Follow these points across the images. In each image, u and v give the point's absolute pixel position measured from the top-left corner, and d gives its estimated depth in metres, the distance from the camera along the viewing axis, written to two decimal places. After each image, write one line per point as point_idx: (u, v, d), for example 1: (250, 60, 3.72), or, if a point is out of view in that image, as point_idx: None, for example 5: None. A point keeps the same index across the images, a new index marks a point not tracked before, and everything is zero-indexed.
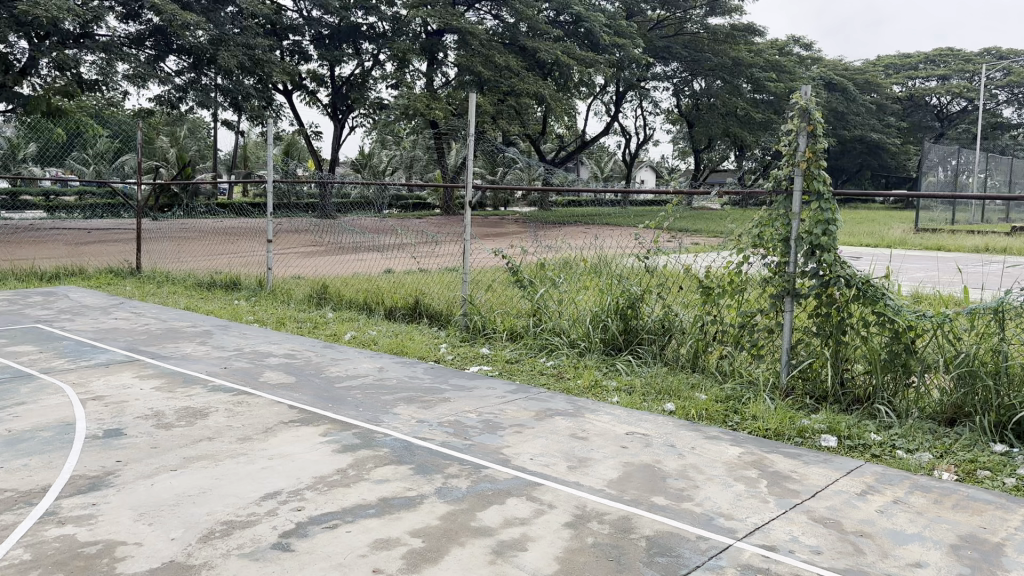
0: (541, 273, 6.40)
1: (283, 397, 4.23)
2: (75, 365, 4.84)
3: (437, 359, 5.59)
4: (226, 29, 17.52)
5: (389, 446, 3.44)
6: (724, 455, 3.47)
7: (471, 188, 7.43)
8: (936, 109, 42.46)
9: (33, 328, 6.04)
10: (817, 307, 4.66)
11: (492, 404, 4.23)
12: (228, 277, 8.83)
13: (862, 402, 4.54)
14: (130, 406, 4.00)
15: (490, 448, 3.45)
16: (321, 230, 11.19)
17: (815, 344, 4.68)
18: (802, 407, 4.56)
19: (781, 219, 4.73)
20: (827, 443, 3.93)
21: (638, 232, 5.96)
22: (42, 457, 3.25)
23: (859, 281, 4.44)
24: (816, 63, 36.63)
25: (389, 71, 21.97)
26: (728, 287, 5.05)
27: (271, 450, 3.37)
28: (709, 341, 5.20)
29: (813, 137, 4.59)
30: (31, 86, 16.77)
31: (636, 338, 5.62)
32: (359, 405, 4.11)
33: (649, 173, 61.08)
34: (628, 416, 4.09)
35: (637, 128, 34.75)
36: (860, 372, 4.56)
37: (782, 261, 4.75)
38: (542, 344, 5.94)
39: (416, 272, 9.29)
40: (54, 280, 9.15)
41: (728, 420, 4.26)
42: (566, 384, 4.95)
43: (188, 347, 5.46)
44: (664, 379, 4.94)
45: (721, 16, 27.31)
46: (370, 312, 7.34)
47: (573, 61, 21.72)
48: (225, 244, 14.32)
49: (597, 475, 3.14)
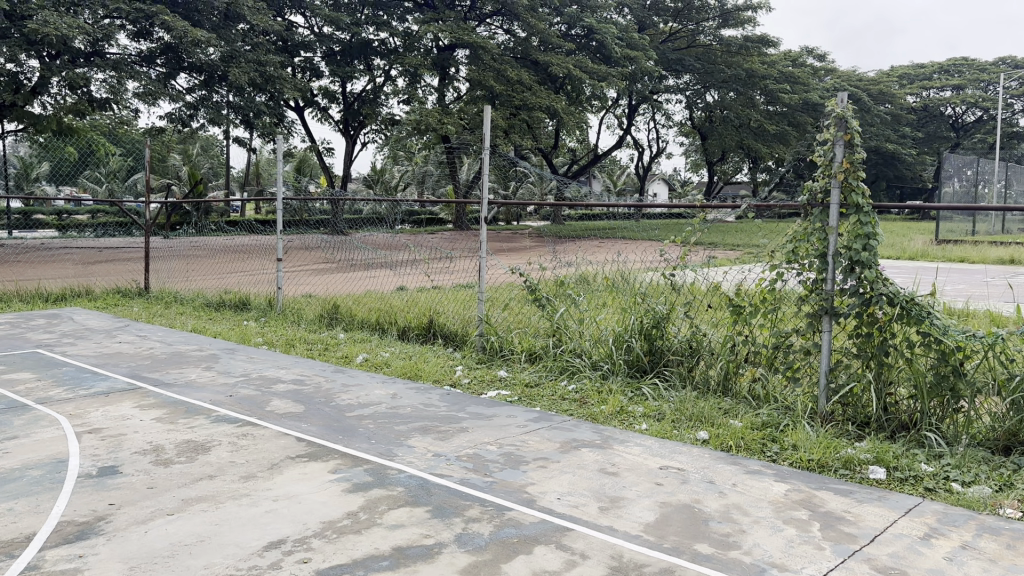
0: (560, 290, 6.13)
1: (290, 428, 3.97)
2: (74, 394, 4.60)
3: (453, 383, 5.34)
4: (237, 46, 17.45)
5: (403, 484, 3.17)
6: (769, 493, 3.19)
7: (485, 204, 7.16)
8: (950, 118, 42.04)
9: (33, 353, 5.82)
10: (857, 326, 4.35)
11: (513, 434, 3.95)
12: (237, 298, 8.60)
13: (908, 429, 4.22)
14: (127, 440, 3.75)
15: (514, 486, 3.17)
16: (332, 247, 10.95)
17: (856, 365, 4.37)
18: (843, 435, 4.26)
19: (817, 233, 4.42)
20: (875, 476, 3.63)
21: (664, 249, 5.68)
22: (29, 499, 3.00)
23: (903, 299, 4.11)
24: (830, 74, 36.36)
25: (402, 87, 21.82)
26: (760, 305, 4.76)
27: (276, 491, 3.10)
28: (740, 363, 4.91)
29: (851, 147, 4.29)
30: (42, 105, 16.58)
31: (662, 360, 5.31)
32: (371, 437, 3.84)
33: (661, 185, 60.93)
34: (659, 447, 3.80)
35: (649, 140, 34.60)
36: (905, 397, 4.25)
37: (818, 278, 4.44)
38: (564, 367, 5.63)
39: (429, 289, 9.04)
40: (60, 302, 8.95)
41: (766, 450, 3.97)
42: (589, 410, 4.67)
43: (193, 373, 5.22)
44: (694, 404, 4.63)
45: (733, 27, 26.76)
46: (382, 332, 7.08)
47: (585, 75, 21.56)
48: (235, 263, 14.10)
49: (633, 519, 2.85)
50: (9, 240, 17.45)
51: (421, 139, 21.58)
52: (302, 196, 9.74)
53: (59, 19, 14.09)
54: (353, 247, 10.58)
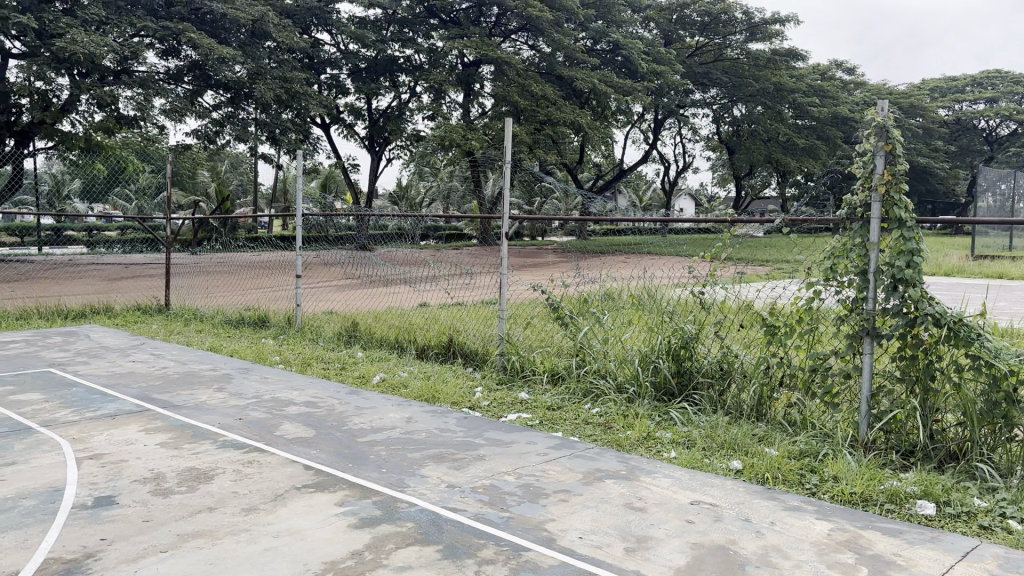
0: (584, 308, 5.89)
1: (299, 455, 3.78)
2: (79, 418, 4.44)
3: (471, 406, 5.12)
4: (263, 62, 17.44)
5: (413, 520, 2.96)
6: (811, 533, 2.93)
7: (506, 219, 6.93)
8: (984, 131, 41.29)
9: (45, 373, 5.70)
10: (900, 348, 4.07)
11: (533, 464, 3.72)
12: (256, 315, 8.46)
13: (957, 458, 3.93)
14: (128, 467, 3.57)
15: (532, 522, 2.95)
16: (353, 262, 10.75)
17: (899, 391, 4.08)
18: (887, 465, 3.96)
19: (857, 249, 4.16)
20: (924, 512, 3.33)
21: (692, 265, 5.41)
22: (17, 534, 2.82)
23: (950, 320, 3.83)
24: (860, 87, 35.82)
25: (426, 102, 21.71)
26: (796, 324, 4.50)
27: (278, 526, 2.90)
28: (775, 387, 4.64)
29: (892, 157, 4.03)
30: (71, 123, 16.60)
31: (691, 383, 5.05)
32: (382, 465, 3.63)
33: (688, 201, 60.63)
34: (690, 480, 3.54)
35: (676, 155, 34.35)
36: (954, 423, 3.96)
37: (859, 297, 4.17)
38: (587, 390, 5.38)
39: (450, 306, 8.81)
40: (80, 319, 8.89)
41: (805, 482, 3.70)
42: (614, 437, 4.42)
43: (203, 394, 5.04)
44: (726, 430, 4.35)
45: (762, 41, 26.40)
46: (401, 350, 6.89)
47: (611, 89, 21.46)
48: (258, 280, 14.00)
49: (661, 562, 2.61)
50: (36, 257, 17.51)
51: (446, 155, 21.48)
52: (324, 211, 9.51)
53: (87, 37, 14.19)
54: (373, 263, 10.35)
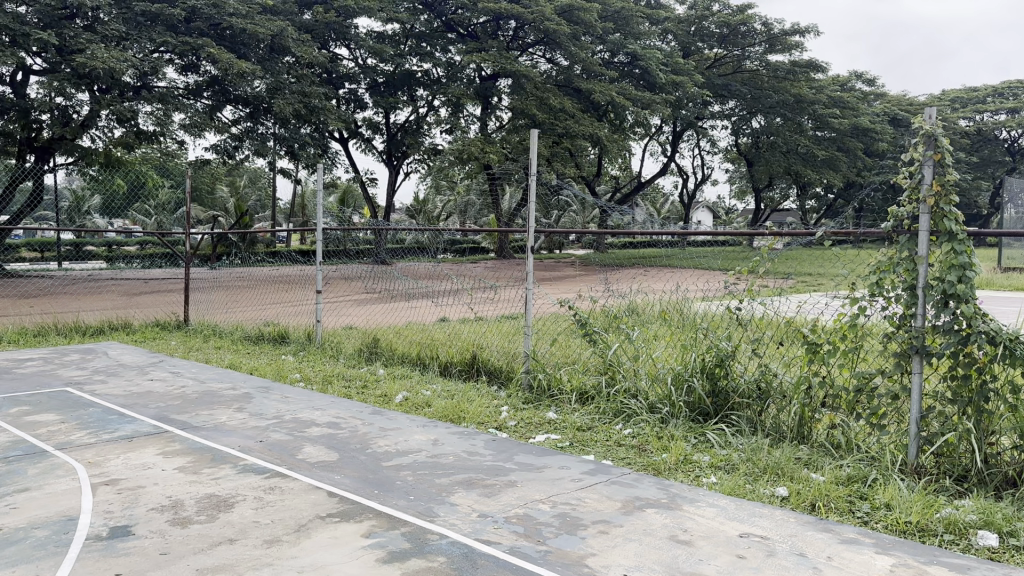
0: (612, 324, 5.69)
1: (322, 480, 3.62)
2: (95, 440, 4.29)
3: (499, 426, 4.95)
4: (283, 77, 17.47)
5: (445, 553, 2.78)
6: (871, 569, 2.72)
7: (530, 232, 6.77)
8: (1006, 143, 40.64)
9: (60, 392, 5.56)
10: (951, 368, 3.82)
11: (568, 491, 3.53)
12: (276, 330, 8.32)
13: (1016, 483, 3.68)
14: (145, 494, 3.42)
15: (572, 556, 2.76)
16: (374, 277, 10.58)
17: (951, 413, 3.85)
18: (940, 490, 3.73)
19: (904, 263, 3.94)
20: (986, 543, 3.10)
21: (726, 278, 5.20)
22: (26, 568, 2.66)
23: (1006, 338, 3.60)
24: (880, 98, 35.45)
25: (445, 115, 21.63)
26: (840, 342, 4.26)
27: (302, 560, 2.73)
28: (816, 408, 4.42)
29: (940, 167, 3.82)
30: (92, 139, 16.68)
31: (728, 404, 4.84)
32: (409, 492, 3.46)
33: (705, 214, 60.33)
34: (737, 510, 3.33)
35: (694, 168, 34.19)
36: (1010, 447, 3.72)
37: (906, 314, 3.94)
38: (618, 409, 5.16)
39: (472, 321, 8.64)
40: (98, 335, 8.80)
41: (856, 511, 3.49)
42: (649, 460, 4.22)
43: (222, 415, 4.89)
44: (769, 455, 4.13)
45: (781, 53, 26.20)
46: (423, 367, 6.72)
47: (629, 101, 21.31)
48: (276, 295, 13.88)
49: None
50: (58, 273, 17.60)
51: (464, 169, 21.38)
52: (343, 225, 9.26)
53: (107, 52, 14.17)
54: (394, 278, 10.19)
